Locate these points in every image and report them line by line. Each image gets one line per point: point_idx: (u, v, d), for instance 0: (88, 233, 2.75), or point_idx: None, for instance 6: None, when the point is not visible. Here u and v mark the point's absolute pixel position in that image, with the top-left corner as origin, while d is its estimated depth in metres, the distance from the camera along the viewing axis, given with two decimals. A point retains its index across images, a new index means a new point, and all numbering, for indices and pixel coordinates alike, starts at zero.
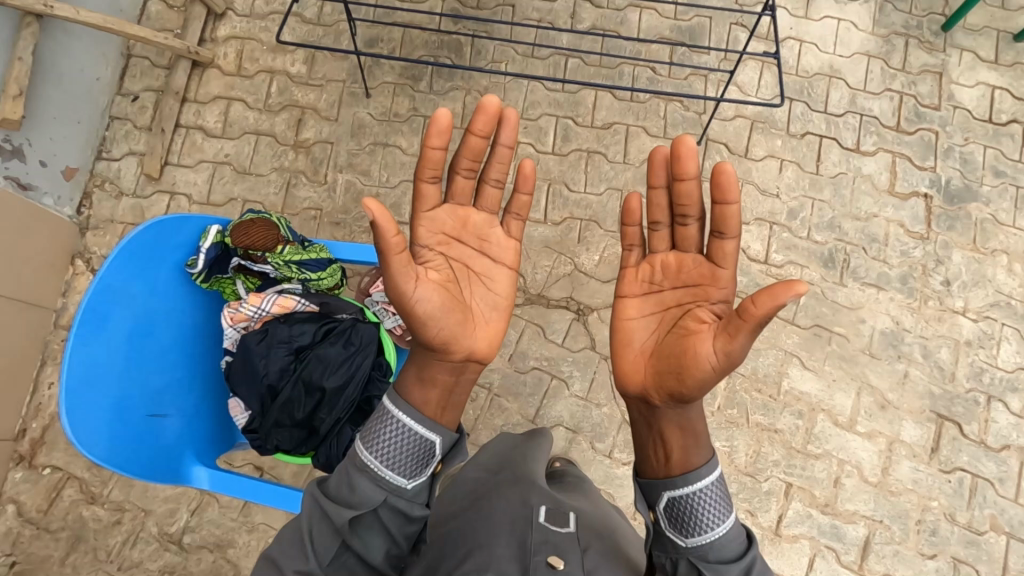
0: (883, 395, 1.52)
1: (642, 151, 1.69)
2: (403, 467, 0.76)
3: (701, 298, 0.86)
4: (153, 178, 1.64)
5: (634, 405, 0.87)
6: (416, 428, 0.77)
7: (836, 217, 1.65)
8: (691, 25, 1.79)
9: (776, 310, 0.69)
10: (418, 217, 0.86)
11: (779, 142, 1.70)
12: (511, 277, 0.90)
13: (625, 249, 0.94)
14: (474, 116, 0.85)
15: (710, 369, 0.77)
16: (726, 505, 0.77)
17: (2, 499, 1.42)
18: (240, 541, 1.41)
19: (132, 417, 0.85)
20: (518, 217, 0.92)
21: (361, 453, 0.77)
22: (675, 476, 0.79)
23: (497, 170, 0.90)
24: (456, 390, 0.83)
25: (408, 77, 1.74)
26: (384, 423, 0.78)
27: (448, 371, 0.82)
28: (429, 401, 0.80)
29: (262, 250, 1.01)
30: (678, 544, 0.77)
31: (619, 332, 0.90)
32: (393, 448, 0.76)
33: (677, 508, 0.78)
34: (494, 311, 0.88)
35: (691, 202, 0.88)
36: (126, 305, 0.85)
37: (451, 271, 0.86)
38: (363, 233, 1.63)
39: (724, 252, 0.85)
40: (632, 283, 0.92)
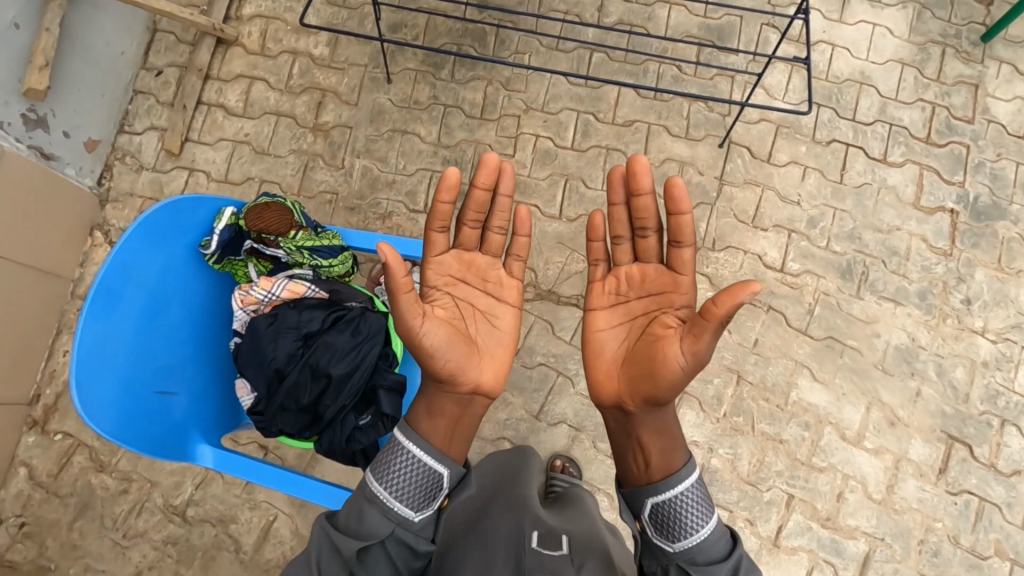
0: (893, 411, 1.50)
1: (662, 151, 1.67)
2: (412, 499, 0.80)
3: (665, 303, 0.93)
4: (173, 154, 1.66)
5: (611, 413, 0.92)
6: (426, 459, 0.81)
7: (857, 227, 1.62)
8: (721, 24, 1.75)
9: (735, 308, 0.76)
10: (427, 261, 0.93)
11: (803, 148, 1.67)
12: (514, 314, 0.96)
13: (592, 264, 1.02)
14: (477, 170, 0.93)
15: (679, 370, 0.83)
16: (707, 506, 0.83)
17: (15, 462, 1.46)
18: (242, 517, 1.43)
19: (140, 393, 0.86)
20: (519, 259, 0.98)
21: (372, 485, 0.80)
22: (657, 481, 0.85)
23: (500, 219, 0.96)
24: (462, 421, 0.87)
25: (430, 64, 1.73)
26: (395, 454, 0.81)
27: (456, 403, 0.87)
28: (437, 431, 0.84)
29: (275, 235, 1.00)
30: (665, 550, 0.82)
31: (590, 343, 0.96)
32: (403, 480, 0.80)
33: (660, 514, 0.83)
34: (499, 345, 0.93)
35: (648, 215, 0.96)
36: (139, 283, 0.86)
37: (457, 309, 0.92)
38: (377, 220, 1.63)
39: (683, 259, 0.92)
40: (600, 296, 0.99)
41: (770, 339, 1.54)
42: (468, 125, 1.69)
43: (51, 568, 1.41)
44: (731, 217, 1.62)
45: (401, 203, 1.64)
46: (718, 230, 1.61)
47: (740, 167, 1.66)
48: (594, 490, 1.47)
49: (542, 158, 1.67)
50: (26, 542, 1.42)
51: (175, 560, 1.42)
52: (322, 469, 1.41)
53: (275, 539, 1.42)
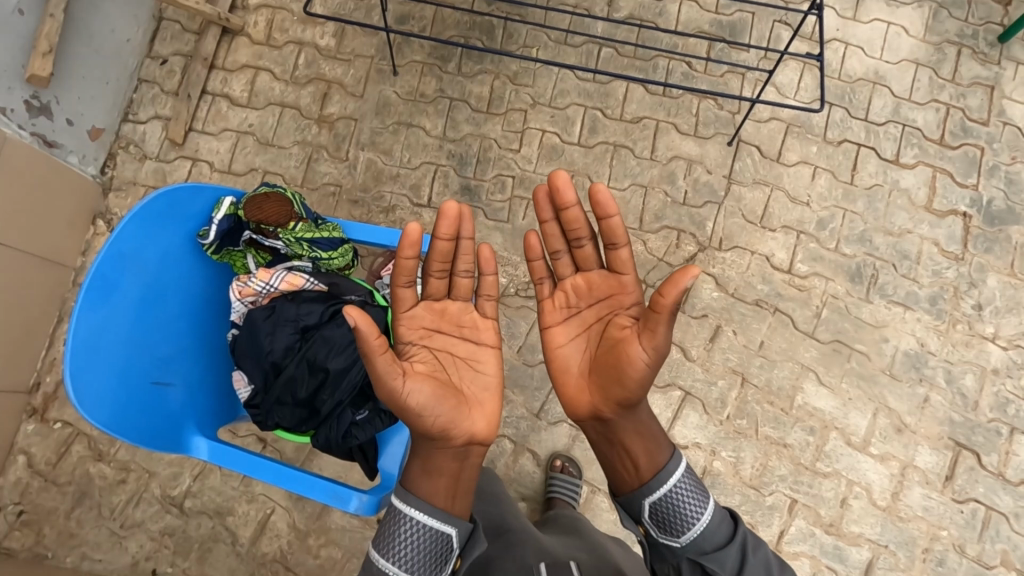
0: (900, 418, 1.48)
1: (671, 148, 1.64)
2: (422, 568, 0.81)
3: (616, 306, 0.93)
4: (176, 144, 1.65)
5: (589, 425, 0.92)
6: (431, 523, 0.81)
7: (867, 230, 1.59)
8: (733, 21, 1.73)
9: (681, 295, 0.77)
10: (399, 317, 0.92)
11: (814, 148, 1.64)
12: (495, 354, 0.96)
13: (536, 283, 0.99)
14: (437, 221, 0.92)
15: (644, 366, 0.84)
16: (702, 493, 0.84)
17: (13, 450, 1.45)
18: (239, 510, 1.43)
19: (135, 383, 0.85)
20: (490, 298, 0.96)
21: (383, 564, 0.80)
22: (649, 480, 0.84)
23: (464, 262, 0.96)
24: (461, 478, 0.86)
25: (437, 57, 1.71)
26: (398, 523, 0.82)
27: (452, 458, 0.86)
28: (438, 489, 0.84)
29: (274, 226, 0.98)
30: (674, 547, 0.82)
31: (554, 361, 0.95)
32: (410, 548, 0.81)
33: (659, 513, 0.83)
34: (486, 392, 0.92)
35: (580, 224, 0.94)
36: (137, 272, 0.85)
37: (437, 361, 0.92)
38: (380, 214, 1.62)
39: (621, 260, 0.92)
40: (552, 312, 0.97)
41: (776, 342, 1.52)
42: (474, 119, 1.67)
43: (47, 556, 1.40)
44: (739, 217, 1.60)
45: (405, 197, 1.62)
46: (726, 230, 1.59)
47: (749, 166, 1.63)
48: (594, 491, 1.46)
49: (548, 154, 1.65)
50: (24, 529, 1.42)
51: (172, 551, 1.41)
52: (319, 464, 1.40)
53: (271, 532, 1.41)
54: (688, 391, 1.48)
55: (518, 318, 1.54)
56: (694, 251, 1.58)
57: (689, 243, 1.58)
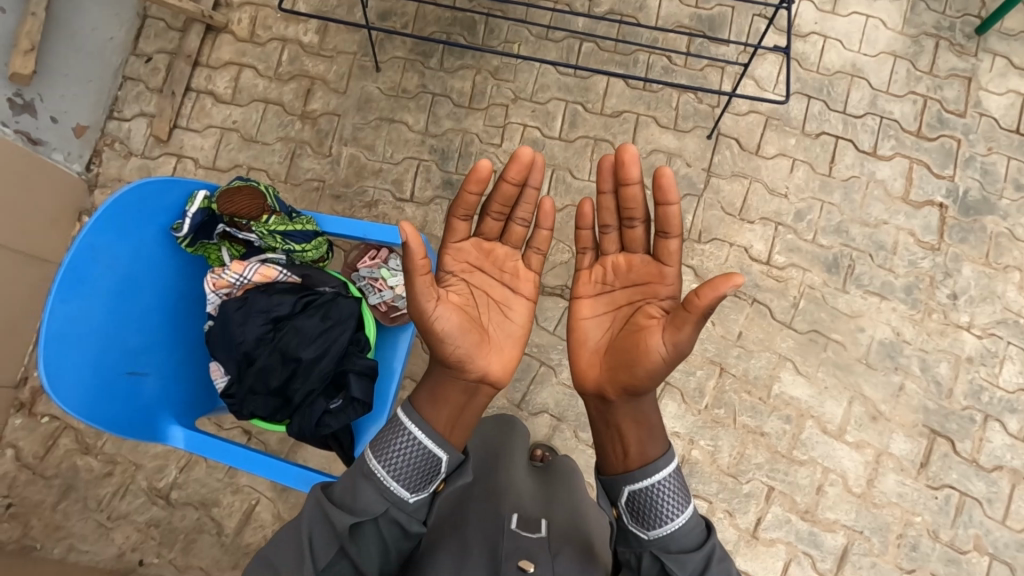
0: (875, 406, 1.49)
1: (650, 142, 1.66)
2: (408, 480, 0.81)
3: (650, 294, 0.96)
4: (161, 141, 1.66)
5: (592, 403, 0.95)
6: (426, 443, 0.84)
7: (844, 221, 1.61)
8: (712, 15, 1.76)
9: (717, 301, 0.79)
10: (446, 246, 0.98)
11: (792, 140, 1.66)
12: (528, 306, 1.00)
13: (580, 251, 1.05)
14: (510, 164, 0.96)
15: (660, 359, 0.87)
16: (683, 498, 0.83)
17: (2, 443, 1.47)
18: (224, 501, 1.45)
19: (108, 373, 0.87)
20: (539, 251, 1.03)
21: (373, 464, 0.81)
22: (634, 470, 0.86)
23: (524, 212, 1.01)
24: (465, 411, 0.90)
25: (419, 53, 1.72)
26: (396, 435, 0.84)
27: (460, 391, 0.90)
28: (439, 417, 0.87)
29: (247, 218, 0.99)
30: (641, 537, 0.82)
31: (575, 331, 1.00)
32: (403, 459, 0.82)
33: (636, 502, 0.84)
34: (509, 338, 0.97)
35: (636, 204, 0.97)
36: (107, 265, 0.86)
37: (471, 297, 0.97)
38: (364, 209, 1.63)
39: (669, 250, 0.95)
40: (586, 284, 1.02)
41: (753, 333, 1.53)
42: (456, 115, 1.69)
43: (35, 547, 1.42)
44: (718, 209, 1.62)
45: (387, 191, 1.64)
46: (704, 222, 1.61)
47: (728, 159, 1.65)
48: None
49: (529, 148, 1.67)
50: (12, 522, 1.43)
51: (157, 542, 1.43)
52: (303, 455, 1.42)
53: (256, 522, 1.44)
54: (667, 381, 1.50)
55: None
56: None
57: None
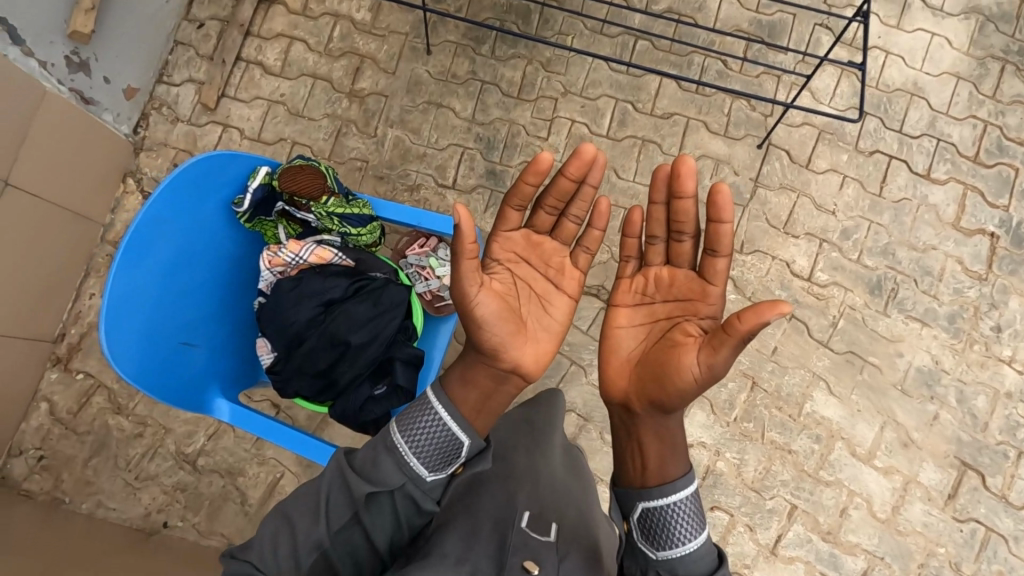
0: (907, 433, 1.47)
1: (699, 147, 1.64)
2: (429, 459, 0.79)
3: (690, 311, 0.93)
4: (209, 109, 1.66)
5: (616, 412, 0.93)
6: (450, 426, 0.81)
7: (891, 243, 1.58)
8: (773, 21, 1.72)
9: (758, 327, 0.77)
10: (496, 234, 0.95)
11: (844, 156, 1.62)
12: (569, 304, 0.96)
13: (623, 259, 1.03)
14: (571, 159, 0.93)
15: (692, 379, 0.84)
16: (699, 522, 0.80)
17: (37, 396, 1.49)
18: (250, 471, 1.47)
19: (163, 343, 0.88)
20: (587, 251, 0.99)
21: (396, 437, 0.79)
22: (651, 487, 0.83)
23: (578, 210, 0.97)
24: (493, 398, 0.86)
25: (471, 38, 1.70)
26: (423, 413, 0.81)
27: (490, 376, 0.87)
28: (467, 400, 0.84)
29: (307, 198, 0.99)
30: (648, 556, 0.80)
31: (609, 338, 0.97)
32: (426, 438, 0.79)
33: (649, 520, 0.81)
34: (546, 332, 0.93)
35: (687, 219, 0.95)
36: (169, 235, 0.86)
37: (514, 286, 0.93)
38: (405, 192, 1.63)
39: (716, 269, 0.92)
40: (625, 293, 1.00)
41: (789, 348, 1.52)
42: (504, 104, 1.67)
43: (64, 500, 1.45)
44: (763, 221, 1.59)
45: (430, 176, 1.63)
46: (748, 233, 1.59)
47: (777, 171, 1.62)
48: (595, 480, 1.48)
49: (576, 144, 1.65)
50: (43, 474, 1.46)
51: (183, 506, 1.45)
52: (331, 433, 1.42)
53: (280, 495, 1.45)
54: None
55: None
56: None
57: None
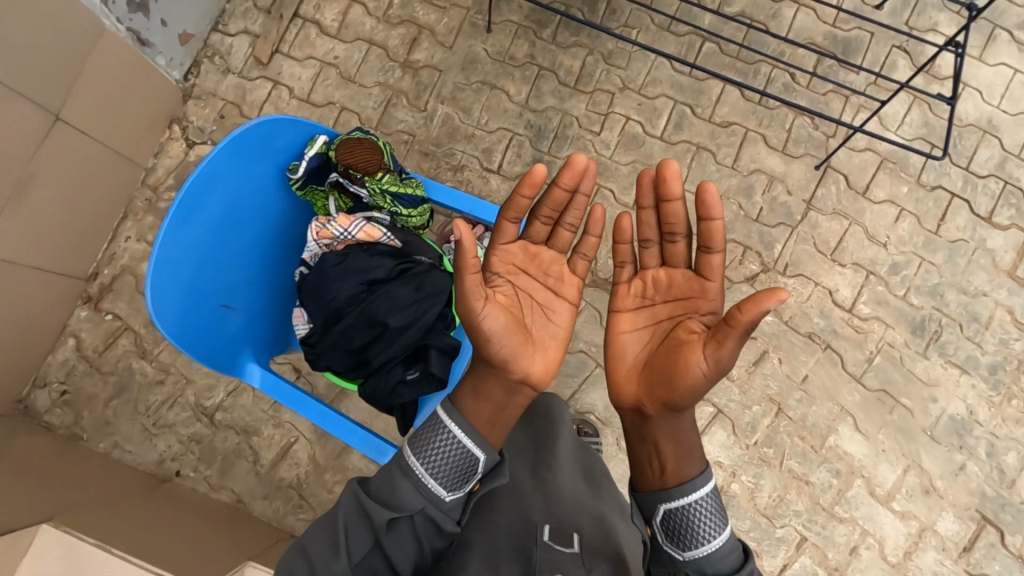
0: (930, 480, 1.44)
1: (754, 161, 1.58)
2: (446, 478, 0.78)
3: (691, 309, 0.89)
4: (261, 63, 1.64)
5: (628, 418, 0.89)
6: (465, 442, 0.79)
7: (940, 284, 1.52)
8: (849, 37, 1.65)
9: (760, 316, 0.74)
10: (494, 247, 0.92)
11: (904, 189, 1.56)
12: (572, 311, 0.93)
13: (617, 266, 0.97)
14: (562, 170, 0.90)
15: (701, 376, 0.81)
16: (721, 519, 0.78)
17: (65, 332, 1.51)
18: (265, 432, 1.48)
19: (204, 301, 0.87)
20: (585, 258, 0.96)
21: (413, 459, 0.78)
22: (671, 488, 0.80)
23: (573, 219, 0.94)
24: (506, 409, 0.84)
25: (533, 21, 1.65)
26: (436, 433, 0.80)
27: (503, 389, 0.85)
28: (479, 413, 0.82)
29: (362, 173, 0.96)
30: (675, 558, 0.78)
31: (612, 345, 0.93)
32: (441, 458, 0.78)
33: (671, 521, 0.79)
34: (553, 339, 0.90)
35: (678, 219, 0.92)
36: (224, 194, 0.85)
37: (517, 298, 0.90)
38: (448, 172, 1.60)
39: (711, 265, 0.89)
40: (625, 297, 0.95)
41: (819, 379, 1.48)
42: (559, 93, 1.62)
43: (83, 437, 1.47)
44: (811, 245, 1.54)
45: (476, 159, 1.60)
46: (793, 255, 1.54)
47: (832, 195, 1.56)
48: None
49: (627, 142, 1.60)
50: (65, 409, 1.48)
51: (196, 457, 1.47)
52: (348, 405, 1.41)
53: (292, 459, 1.47)
54: (720, 409, 1.47)
55: None
56: (757, 271, 1.53)
57: (753, 261, 1.54)
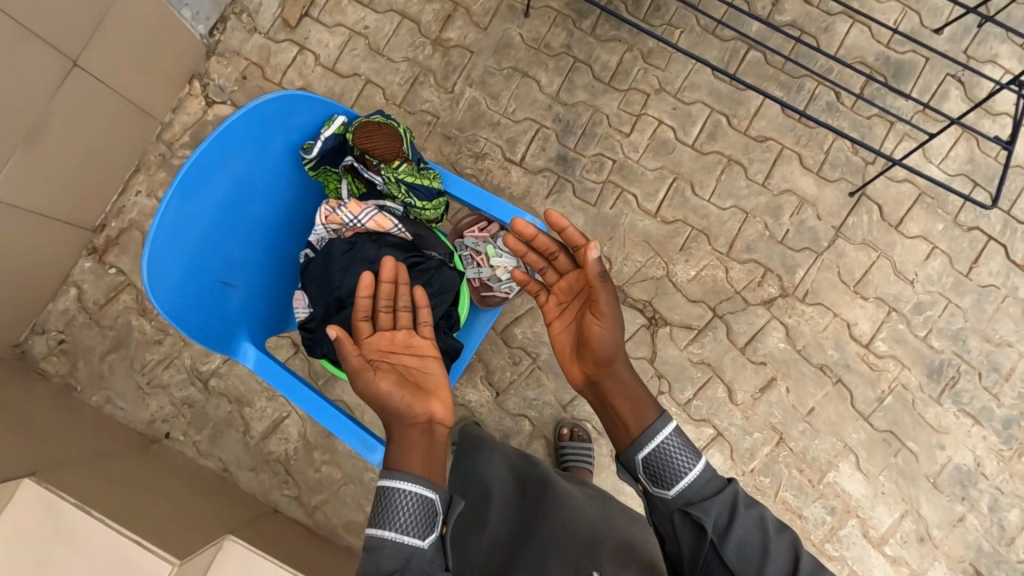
0: (927, 528, 1.41)
1: (786, 180, 1.52)
2: (415, 525, 0.73)
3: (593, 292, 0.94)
4: (289, 26, 1.59)
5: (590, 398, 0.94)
6: (415, 489, 0.75)
7: (964, 329, 1.47)
8: (901, 60, 1.57)
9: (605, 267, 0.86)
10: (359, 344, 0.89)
11: (939, 226, 1.50)
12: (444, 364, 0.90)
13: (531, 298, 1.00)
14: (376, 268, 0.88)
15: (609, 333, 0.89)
16: (690, 450, 0.82)
17: (67, 281, 1.49)
18: (258, 404, 1.46)
19: (203, 278, 0.84)
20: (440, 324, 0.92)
21: (380, 531, 0.73)
22: (637, 437, 0.85)
23: (405, 299, 0.89)
24: (433, 448, 0.81)
25: (574, 10, 1.58)
26: (388, 498, 0.75)
27: (421, 432, 0.81)
28: (413, 458, 0.78)
29: (379, 159, 0.92)
30: (665, 497, 0.80)
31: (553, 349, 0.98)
32: (402, 514, 0.73)
33: (650, 466, 0.82)
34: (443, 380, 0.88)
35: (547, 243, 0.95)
36: (234, 170, 0.82)
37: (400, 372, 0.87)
38: (469, 158, 1.55)
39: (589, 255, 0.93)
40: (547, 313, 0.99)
41: (826, 413, 1.44)
42: (592, 88, 1.56)
43: (76, 389, 1.46)
44: (834, 273, 1.49)
45: (499, 148, 1.55)
46: (815, 283, 1.49)
47: (863, 224, 1.50)
48: None
49: (657, 147, 1.54)
50: (61, 357, 1.47)
51: (187, 421, 1.46)
52: (343, 387, 1.39)
53: (282, 434, 1.46)
54: (720, 431, 1.44)
55: None
56: (775, 295, 1.48)
57: (772, 284, 1.49)
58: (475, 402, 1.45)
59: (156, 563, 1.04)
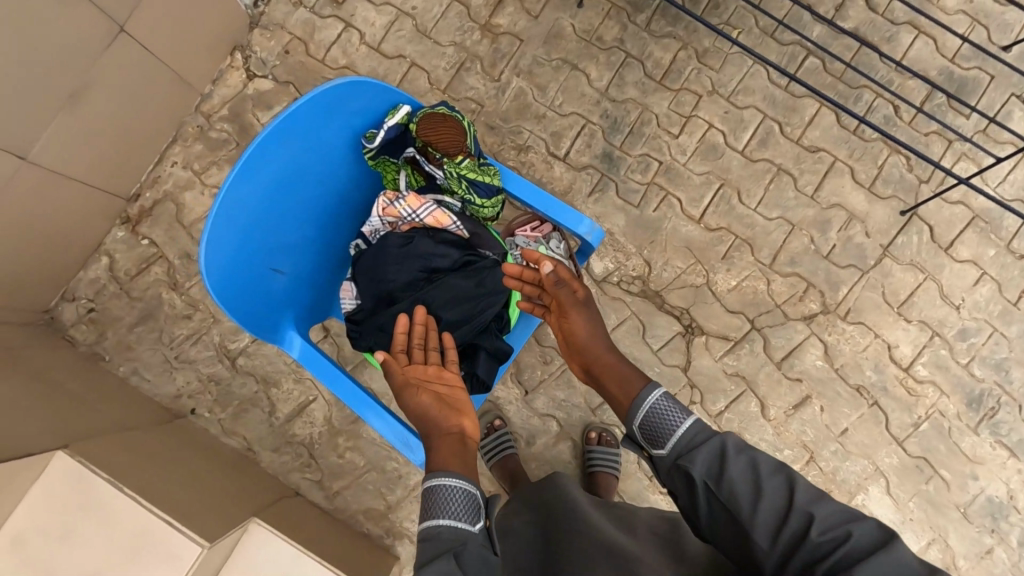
0: (953, 558, 1.38)
1: (836, 194, 1.48)
2: (465, 511, 0.71)
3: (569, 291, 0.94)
4: (335, 2, 1.55)
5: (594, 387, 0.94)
6: (458, 482, 0.73)
7: (1008, 359, 1.43)
8: (966, 77, 1.51)
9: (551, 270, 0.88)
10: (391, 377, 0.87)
11: (991, 251, 1.46)
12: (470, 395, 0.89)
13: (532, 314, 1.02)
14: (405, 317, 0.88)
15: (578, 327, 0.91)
16: (680, 408, 0.78)
17: (99, 249, 1.47)
18: (284, 385, 1.45)
19: (254, 262, 0.82)
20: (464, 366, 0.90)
21: (432, 523, 0.70)
22: (627, 407, 0.83)
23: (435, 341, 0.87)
24: (467, 452, 0.79)
25: (629, 2, 1.53)
26: (433, 494, 0.72)
27: (454, 441, 0.79)
28: (450, 457, 0.76)
29: (441, 154, 0.90)
30: (662, 456, 0.77)
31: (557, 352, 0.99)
32: (450, 501, 0.71)
33: (642, 430, 0.80)
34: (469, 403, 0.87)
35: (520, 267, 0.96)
36: (294, 154, 0.80)
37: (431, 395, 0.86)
38: (511, 150, 1.51)
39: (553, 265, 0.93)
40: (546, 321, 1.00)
41: (859, 435, 1.42)
42: (643, 85, 1.51)
43: (103, 358, 1.45)
44: (878, 293, 1.45)
45: (543, 141, 1.51)
46: (857, 302, 1.45)
47: (913, 244, 1.46)
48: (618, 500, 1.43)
49: (705, 151, 1.50)
50: (90, 326, 1.46)
51: (213, 398, 1.45)
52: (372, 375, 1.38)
53: (307, 418, 1.45)
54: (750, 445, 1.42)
55: (609, 310, 1.45)
56: (816, 311, 1.45)
57: (814, 300, 1.45)
58: (503, 399, 1.43)
59: (184, 543, 1.03)
